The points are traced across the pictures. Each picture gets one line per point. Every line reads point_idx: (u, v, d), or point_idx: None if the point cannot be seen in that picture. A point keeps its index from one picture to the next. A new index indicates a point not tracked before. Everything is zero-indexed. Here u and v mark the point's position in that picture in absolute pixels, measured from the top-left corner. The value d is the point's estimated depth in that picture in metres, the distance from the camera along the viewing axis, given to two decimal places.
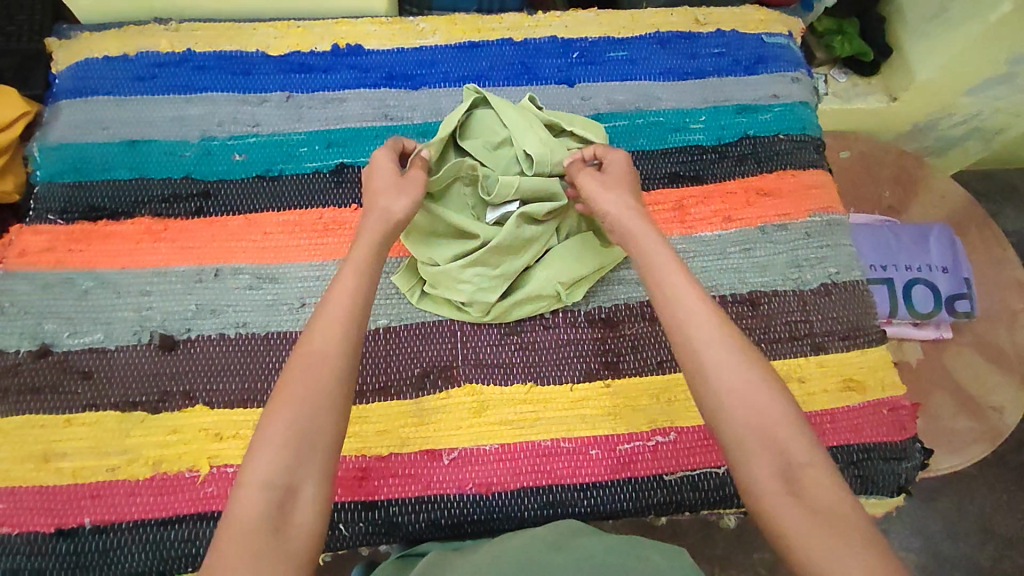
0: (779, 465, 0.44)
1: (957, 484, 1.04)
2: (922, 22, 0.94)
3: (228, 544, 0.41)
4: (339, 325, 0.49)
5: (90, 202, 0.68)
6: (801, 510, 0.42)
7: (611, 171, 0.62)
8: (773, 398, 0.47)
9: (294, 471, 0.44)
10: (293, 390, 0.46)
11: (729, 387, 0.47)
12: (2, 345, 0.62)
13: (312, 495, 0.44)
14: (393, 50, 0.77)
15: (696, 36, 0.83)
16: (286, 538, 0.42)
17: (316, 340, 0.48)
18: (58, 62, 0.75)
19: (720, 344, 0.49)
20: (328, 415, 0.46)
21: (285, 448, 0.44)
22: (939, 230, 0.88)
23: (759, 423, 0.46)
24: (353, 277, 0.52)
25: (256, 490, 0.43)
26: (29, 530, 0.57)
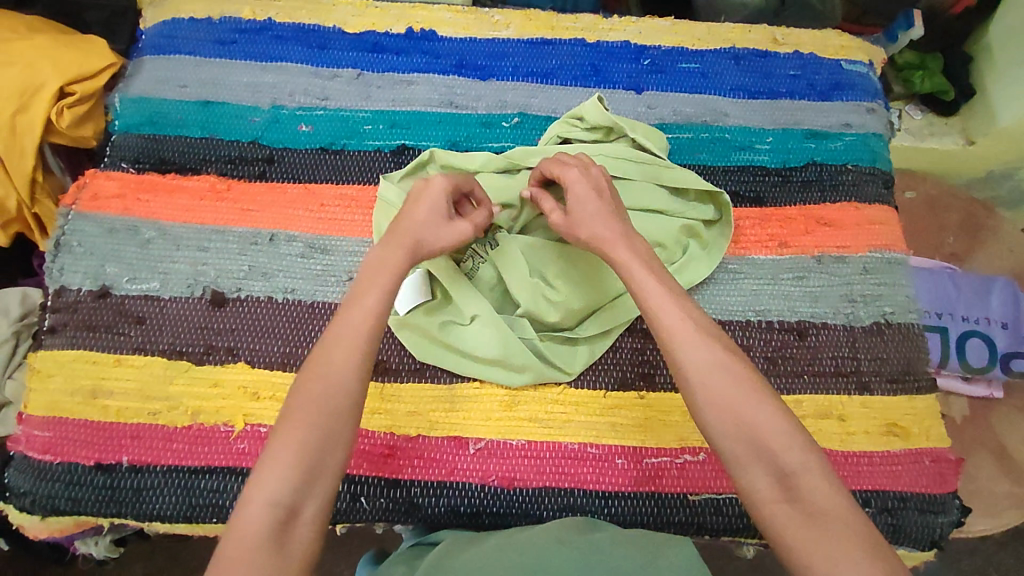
0: (773, 474, 0.44)
1: (988, 548, 1.00)
2: (1011, 66, 0.91)
3: (230, 553, 0.40)
4: (357, 351, 0.48)
5: (161, 155, 0.70)
6: (796, 514, 0.43)
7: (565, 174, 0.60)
8: (763, 407, 0.46)
9: (298, 492, 0.43)
10: (303, 409, 0.46)
11: (715, 397, 0.47)
12: (65, 282, 0.65)
13: (312, 517, 0.43)
14: (466, 39, 0.78)
15: (773, 55, 0.81)
16: (287, 552, 0.41)
17: (333, 364, 0.48)
18: (147, 18, 0.78)
19: (711, 359, 0.48)
20: (330, 437, 0.46)
21: (294, 465, 0.44)
22: (1004, 283, 0.85)
23: (746, 434, 0.45)
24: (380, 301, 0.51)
25: (262, 506, 0.42)
26: (71, 461, 0.60)
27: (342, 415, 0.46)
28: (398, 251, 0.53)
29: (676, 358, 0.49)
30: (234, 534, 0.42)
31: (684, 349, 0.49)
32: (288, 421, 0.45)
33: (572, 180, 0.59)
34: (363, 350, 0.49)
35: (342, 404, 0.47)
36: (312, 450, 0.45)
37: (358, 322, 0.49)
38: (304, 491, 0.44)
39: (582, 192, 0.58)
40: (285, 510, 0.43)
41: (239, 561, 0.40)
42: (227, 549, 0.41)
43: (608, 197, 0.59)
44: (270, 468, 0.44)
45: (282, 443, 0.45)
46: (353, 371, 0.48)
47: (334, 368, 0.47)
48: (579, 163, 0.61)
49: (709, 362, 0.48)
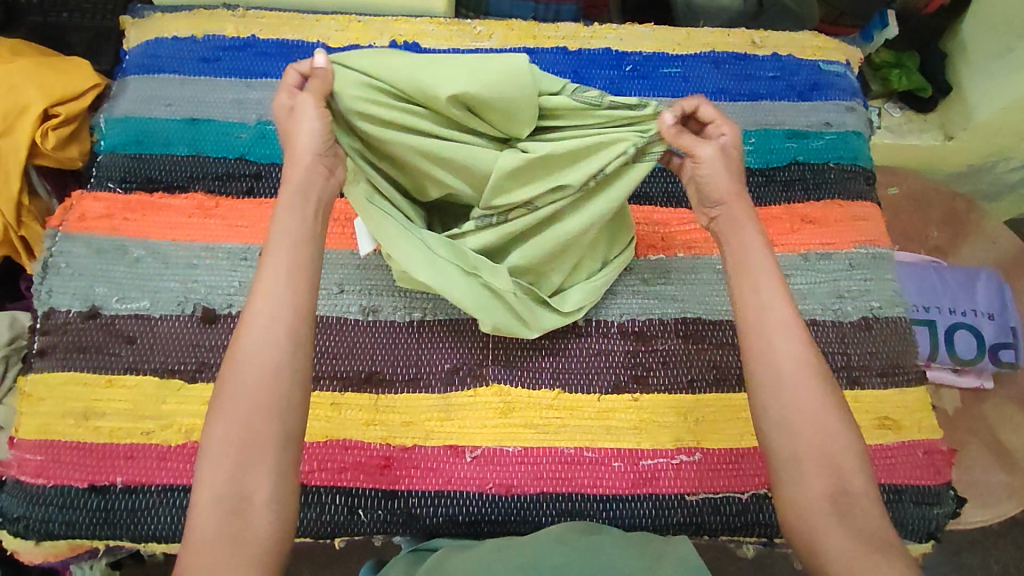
0: (831, 486, 0.47)
1: (985, 540, 1.01)
2: (985, 63, 0.93)
3: (190, 552, 0.42)
4: (270, 325, 0.47)
5: (149, 173, 0.70)
6: (843, 529, 0.45)
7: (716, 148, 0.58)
8: (840, 423, 0.49)
9: (241, 478, 0.44)
10: (229, 398, 0.45)
11: (792, 399, 0.49)
12: (54, 303, 0.65)
13: (267, 498, 0.44)
14: (450, 50, 0.78)
15: (752, 58, 0.82)
16: (246, 543, 0.42)
17: (244, 343, 0.47)
18: (130, 39, 0.78)
19: (795, 362, 0.50)
20: (258, 414, 0.45)
21: (228, 456, 0.44)
22: (988, 275, 0.86)
23: (819, 445, 0.48)
24: (285, 260, 0.50)
25: (210, 502, 0.43)
26: (64, 484, 0.59)
27: (264, 389, 0.46)
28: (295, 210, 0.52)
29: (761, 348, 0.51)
30: (192, 530, 0.43)
31: (771, 341, 0.51)
32: (217, 408, 0.45)
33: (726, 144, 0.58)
34: (273, 322, 0.47)
35: (261, 380, 0.46)
36: (244, 433, 0.44)
37: (267, 300, 0.48)
38: (247, 476, 0.44)
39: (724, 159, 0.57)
40: (231, 499, 0.43)
41: (198, 560, 0.42)
42: (187, 550, 0.42)
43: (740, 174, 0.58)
44: (212, 458, 0.44)
45: (214, 435, 0.45)
46: (273, 342, 0.47)
47: (249, 342, 0.46)
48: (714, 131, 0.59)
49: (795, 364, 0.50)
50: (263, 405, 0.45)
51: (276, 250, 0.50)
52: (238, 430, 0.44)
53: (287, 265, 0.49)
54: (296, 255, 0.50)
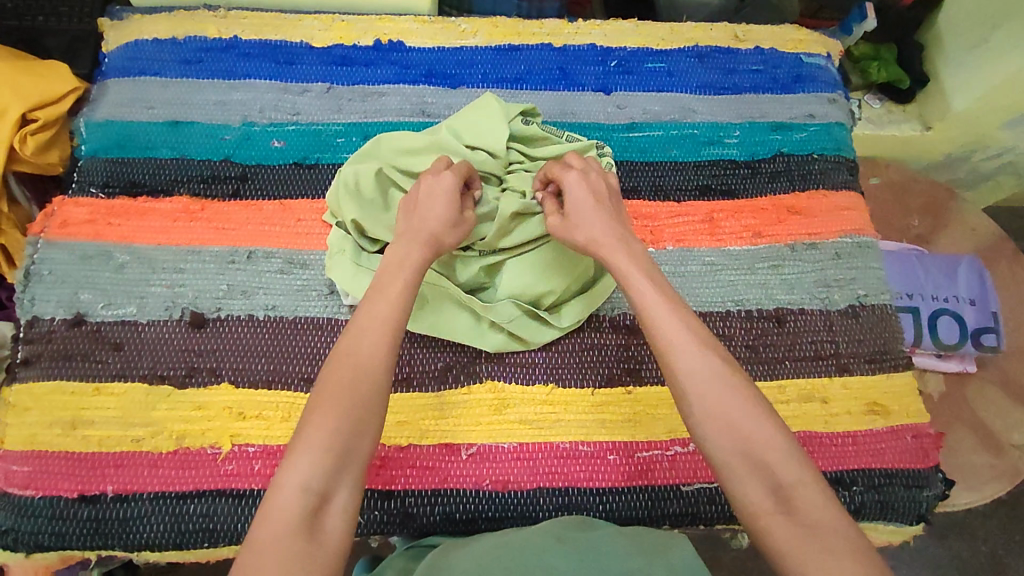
0: (768, 484, 0.45)
1: (972, 522, 1.03)
2: (961, 53, 0.94)
3: (267, 544, 0.40)
4: (388, 335, 0.49)
5: (132, 178, 0.69)
6: (791, 526, 0.43)
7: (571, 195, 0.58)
8: (760, 420, 0.47)
9: (331, 477, 0.44)
10: (337, 395, 0.46)
11: (703, 403, 0.47)
12: (38, 311, 0.64)
13: (345, 504, 0.43)
14: (435, 48, 0.78)
15: (735, 51, 0.83)
16: (318, 542, 0.41)
17: (364, 347, 0.48)
18: (109, 42, 0.77)
19: (708, 368, 0.48)
20: (361, 421, 0.46)
21: (327, 451, 0.44)
22: (969, 262, 0.88)
23: (741, 444, 0.46)
24: (405, 283, 0.52)
25: (296, 492, 0.42)
26: (53, 494, 0.58)
27: (371, 399, 0.46)
28: (416, 246, 0.54)
29: (669, 363, 0.49)
30: (266, 523, 0.42)
31: (677, 354, 0.49)
32: (322, 405, 0.45)
33: (572, 185, 0.58)
34: (391, 335, 0.49)
35: (372, 388, 0.47)
36: (343, 435, 0.45)
37: (384, 307, 0.50)
38: (335, 478, 0.44)
39: (580, 196, 0.58)
40: (316, 496, 0.43)
41: (275, 552, 0.40)
42: (260, 545, 0.41)
43: (606, 201, 0.58)
44: (304, 453, 0.44)
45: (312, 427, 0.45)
46: (381, 354, 0.48)
47: (370, 349, 0.48)
48: (581, 165, 0.60)
49: (707, 372, 0.48)
50: (371, 415, 0.46)
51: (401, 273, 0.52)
52: (342, 432, 0.45)
53: (407, 286, 0.52)
54: (413, 282, 0.52)
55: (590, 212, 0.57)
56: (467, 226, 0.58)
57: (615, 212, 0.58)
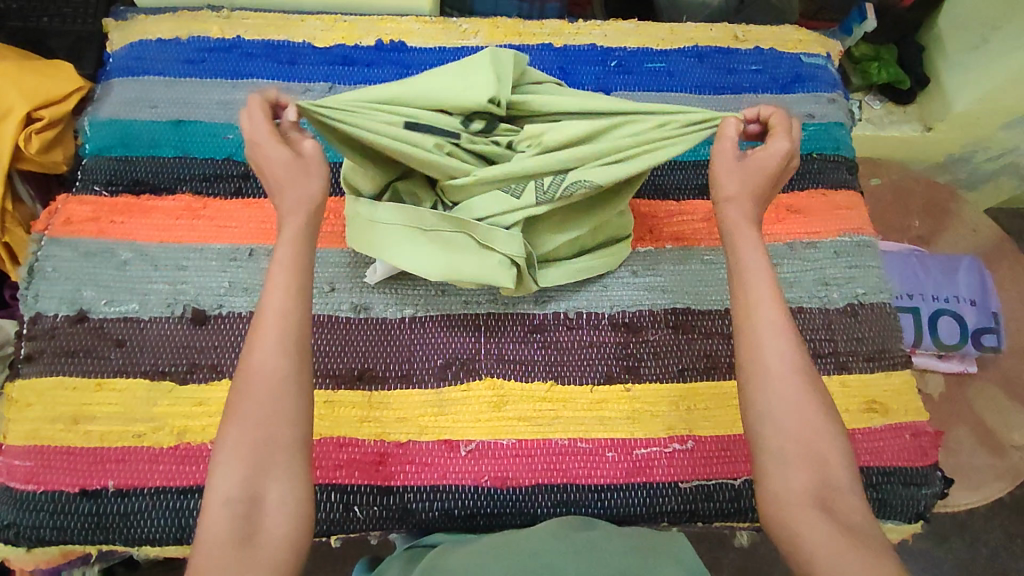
0: (815, 481, 0.47)
1: (973, 522, 1.03)
2: (960, 54, 0.94)
3: (199, 557, 0.43)
4: (274, 332, 0.48)
5: (135, 176, 0.70)
6: (827, 521, 0.45)
7: (756, 159, 0.57)
8: (820, 417, 0.49)
9: (254, 480, 0.45)
10: (242, 402, 0.46)
11: (781, 387, 0.49)
12: (42, 308, 0.64)
13: (279, 500, 0.45)
14: (435, 48, 0.79)
15: (735, 51, 0.83)
16: (255, 545, 0.43)
17: (254, 352, 0.48)
18: (113, 42, 0.77)
19: (780, 357, 0.50)
20: (269, 420, 0.46)
21: (241, 457, 0.45)
22: (969, 261, 0.88)
23: (805, 439, 0.48)
24: (283, 272, 0.50)
25: (220, 505, 0.44)
26: (55, 489, 0.59)
27: (274, 396, 0.46)
28: (296, 232, 0.52)
29: (752, 343, 0.51)
30: (203, 538, 0.44)
31: (757, 335, 0.51)
32: (233, 415, 0.46)
33: (773, 150, 0.56)
34: (280, 330, 0.48)
35: (271, 386, 0.47)
36: (256, 438, 0.45)
37: (268, 305, 0.49)
38: (261, 478, 0.45)
39: (770, 162, 0.56)
40: (241, 501, 0.44)
41: (209, 561, 0.42)
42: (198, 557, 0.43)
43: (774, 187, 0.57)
44: (226, 463, 0.45)
45: (229, 435, 0.46)
46: (273, 355, 0.47)
47: (259, 350, 0.47)
48: (788, 137, 0.57)
49: (780, 360, 0.50)
50: (275, 412, 0.46)
51: (280, 266, 0.50)
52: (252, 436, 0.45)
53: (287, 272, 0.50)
54: (295, 266, 0.51)
55: (760, 174, 0.56)
56: (315, 155, 0.54)
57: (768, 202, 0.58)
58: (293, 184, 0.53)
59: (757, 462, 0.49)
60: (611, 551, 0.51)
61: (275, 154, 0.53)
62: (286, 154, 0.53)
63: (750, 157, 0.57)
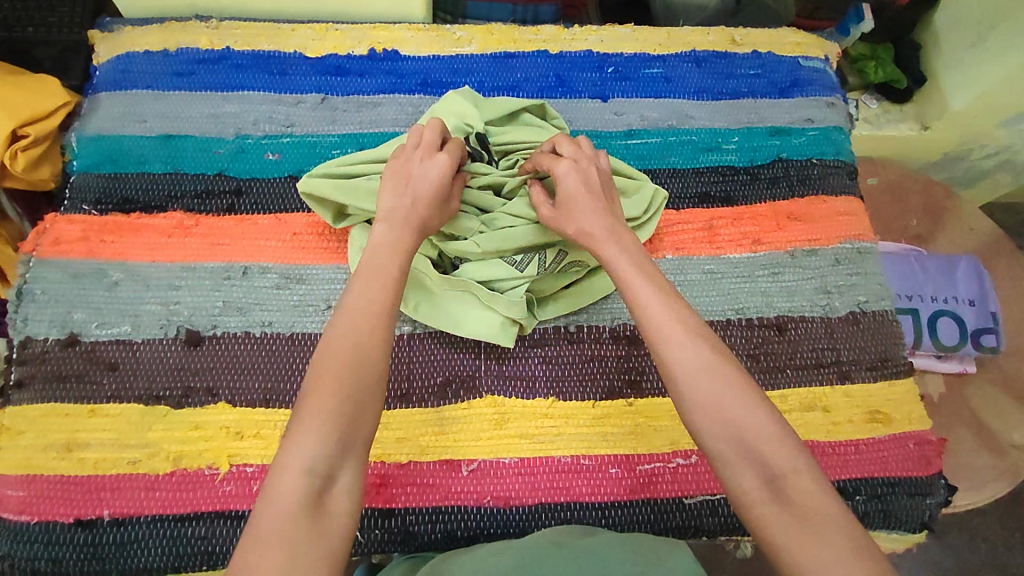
0: (760, 473, 0.43)
1: (973, 521, 1.03)
2: (957, 52, 0.93)
3: (271, 529, 0.39)
4: (382, 322, 0.48)
5: (124, 194, 0.68)
6: (786, 516, 0.42)
7: (568, 188, 0.58)
8: (751, 408, 0.45)
9: (334, 459, 0.43)
10: (334, 376, 0.45)
11: (695, 388, 0.46)
12: (31, 331, 0.63)
13: (349, 486, 0.43)
14: (429, 57, 0.77)
15: (732, 55, 0.82)
16: (325, 527, 0.41)
17: (360, 332, 0.47)
18: (99, 55, 0.76)
19: (695, 361, 0.47)
20: (361, 401, 0.45)
21: (326, 432, 0.43)
22: (968, 262, 0.87)
23: (734, 431, 0.45)
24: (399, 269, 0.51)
25: (298, 474, 0.41)
26: (49, 519, 0.58)
27: (368, 381, 0.46)
28: (405, 233, 0.54)
29: (660, 352, 0.48)
30: (272, 505, 0.41)
31: (667, 347, 0.48)
32: (321, 385, 0.44)
33: (564, 175, 0.59)
34: (388, 320, 0.49)
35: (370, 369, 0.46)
36: (345, 416, 0.44)
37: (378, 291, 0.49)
38: (340, 459, 0.43)
39: (572, 187, 0.58)
40: (320, 478, 0.42)
41: (280, 534, 0.39)
42: (264, 523, 0.40)
43: (601, 194, 0.59)
44: (305, 433, 0.43)
45: (314, 406, 0.44)
46: (377, 345, 0.47)
47: (365, 330, 0.47)
48: (576, 156, 0.60)
49: (695, 364, 0.47)
50: (370, 396, 0.46)
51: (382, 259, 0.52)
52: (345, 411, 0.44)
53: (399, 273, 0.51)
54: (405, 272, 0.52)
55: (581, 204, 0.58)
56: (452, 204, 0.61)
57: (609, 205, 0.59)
58: (430, 205, 0.57)
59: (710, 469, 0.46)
60: (614, 560, 0.50)
61: (435, 174, 0.57)
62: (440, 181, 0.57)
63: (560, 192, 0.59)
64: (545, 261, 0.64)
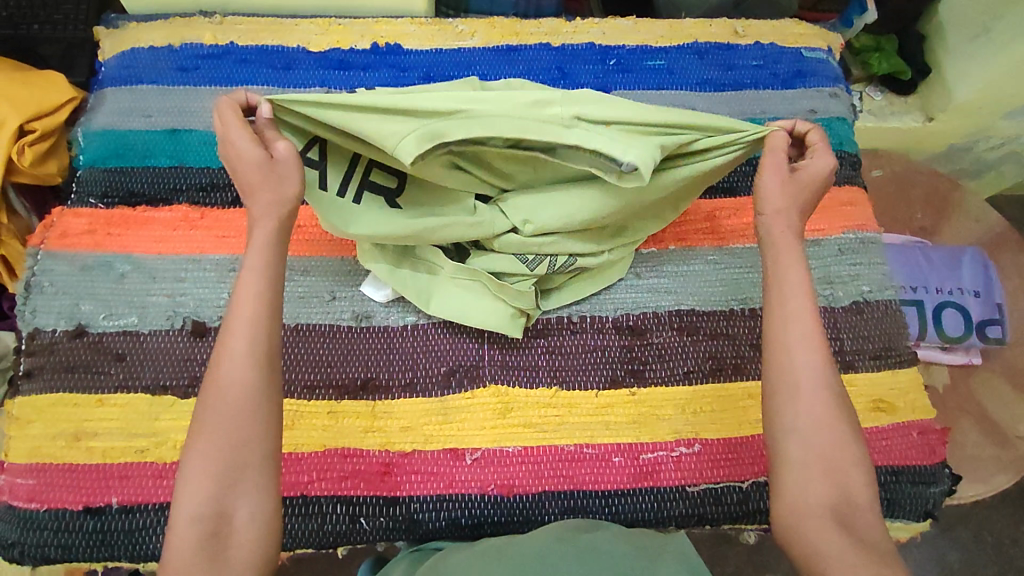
0: (836, 497, 0.46)
1: (980, 513, 1.03)
2: (961, 43, 0.93)
3: (169, 573, 0.43)
4: (246, 343, 0.47)
5: (131, 187, 0.69)
6: (846, 541, 0.45)
7: (801, 177, 0.55)
8: (848, 436, 0.48)
9: (221, 498, 0.45)
10: (211, 416, 0.46)
11: (807, 399, 0.48)
12: (40, 323, 0.64)
13: (248, 516, 0.45)
14: (431, 51, 0.78)
15: (735, 47, 0.82)
16: (222, 561, 0.44)
17: (224, 362, 0.47)
18: (105, 50, 0.76)
19: (816, 372, 0.49)
20: (242, 435, 0.46)
21: (208, 476, 0.45)
22: (973, 252, 0.87)
23: (830, 453, 0.47)
24: (257, 277, 0.49)
25: (188, 522, 0.44)
26: (58, 507, 0.58)
27: (243, 411, 0.46)
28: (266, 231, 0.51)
29: (788, 355, 0.50)
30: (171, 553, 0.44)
31: (793, 348, 0.50)
32: (199, 429, 0.46)
33: (816, 165, 0.55)
34: (252, 338, 0.47)
35: (242, 399, 0.46)
36: (226, 453, 0.45)
37: (241, 312, 0.48)
38: (230, 496, 0.45)
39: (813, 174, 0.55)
40: (211, 519, 0.44)
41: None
42: (166, 569, 0.43)
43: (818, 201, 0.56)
44: (192, 479, 0.45)
45: (196, 450, 0.45)
46: (245, 370, 0.46)
47: (229, 359, 0.47)
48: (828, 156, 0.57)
49: (816, 374, 0.49)
50: (244, 430, 0.46)
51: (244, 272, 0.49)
52: (222, 451, 0.45)
53: (260, 279, 0.49)
54: (270, 273, 0.50)
55: (807, 189, 0.55)
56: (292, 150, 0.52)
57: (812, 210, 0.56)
58: (268, 186, 0.51)
59: (772, 471, 0.49)
60: (615, 552, 0.51)
61: (253, 149, 0.51)
62: (257, 156, 0.51)
63: (797, 175, 0.55)
64: (556, 263, 0.63)
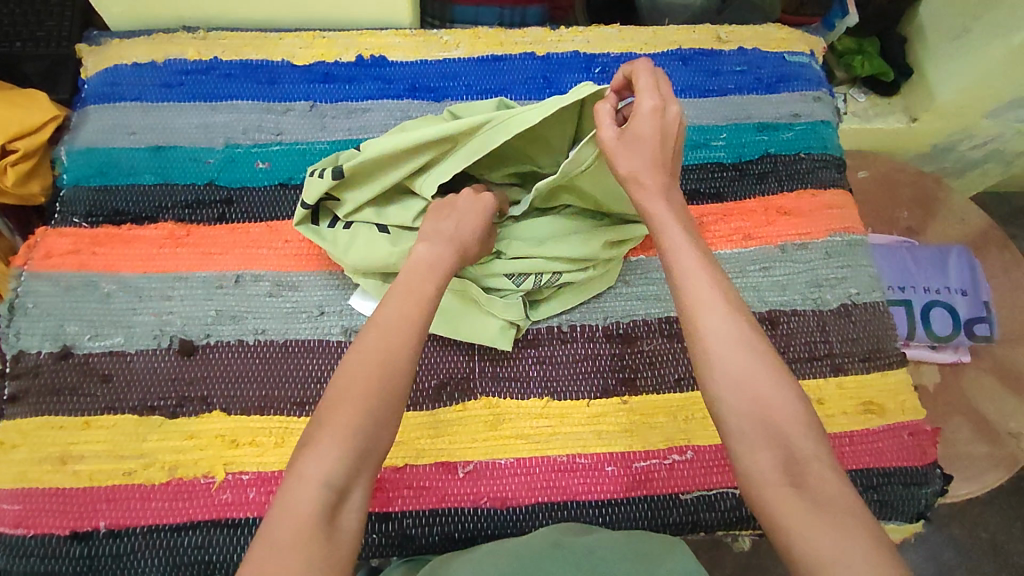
0: (781, 455, 0.44)
1: (973, 510, 1.03)
2: (942, 45, 0.94)
3: (284, 534, 0.40)
4: (412, 338, 0.49)
5: (115, 205, 0.68)
6: (800, 499, 0.42)
7: (641, 129, 0.56)
8: (781, 389, 0.46)
9: (350, 475, 0.44)
10: (359, 390, 0.46)
11: (723, 367, 0.47)
12: (24, 345, 0.63)
13: (359, 503, 0.44)
14: (417, 62, 0.78)
15: (719, 53, 0.83)
16: (336, 539, 0.41)
17: (387, 344, 0.48)
18: (87, 68, 0.76)
19: (728, 335, 0.48)
20: (383, 421, 0.46)
21: (346, 447, 0.44)
22: (959, 251, 0.88)
23: (762, 411, 0.46)
24: (434, 291, 0.53)
25: (318, 486, 0.42)
26: (45, 532, 0.58)
27: (393, 402, 0.47)
28: (442, 251, 0.56)
29: (694, 325, 0.49)
30: (286, 514, 0.41)
31: (700, 314, 0.49)
32: (342, 401, 0.45)
33: (644, 113, 0.56)
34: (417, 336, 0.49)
35: (399, 388, 0.47)
36: (367, 431, 0.45)
37: (410, 309, 0.50)
38: (355, 475, 0.44)
39: (645, 128, 0.55)
40: (336, 492, 0.43)
41: (296, 542, 0.40)
42: (278, 531, 0.40)
43: (669, 144, 0.56)
44: (326, 446, 0.44)
45: (337, 418, 0.45)
46: (408, 360, 0.48)
47: (389, 344, 0.48)
48: (665, 95, 0.57)
49: (731, 337, 0.48)
50: (392, 417, 0.46)
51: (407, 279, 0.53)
52: (363, 428, 0.45)
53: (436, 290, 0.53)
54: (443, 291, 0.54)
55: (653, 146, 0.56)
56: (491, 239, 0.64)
57: (670, 158, 0.57)
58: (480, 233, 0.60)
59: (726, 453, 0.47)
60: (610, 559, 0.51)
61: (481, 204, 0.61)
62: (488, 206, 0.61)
63: (637, 130, 0.56)
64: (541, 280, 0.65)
